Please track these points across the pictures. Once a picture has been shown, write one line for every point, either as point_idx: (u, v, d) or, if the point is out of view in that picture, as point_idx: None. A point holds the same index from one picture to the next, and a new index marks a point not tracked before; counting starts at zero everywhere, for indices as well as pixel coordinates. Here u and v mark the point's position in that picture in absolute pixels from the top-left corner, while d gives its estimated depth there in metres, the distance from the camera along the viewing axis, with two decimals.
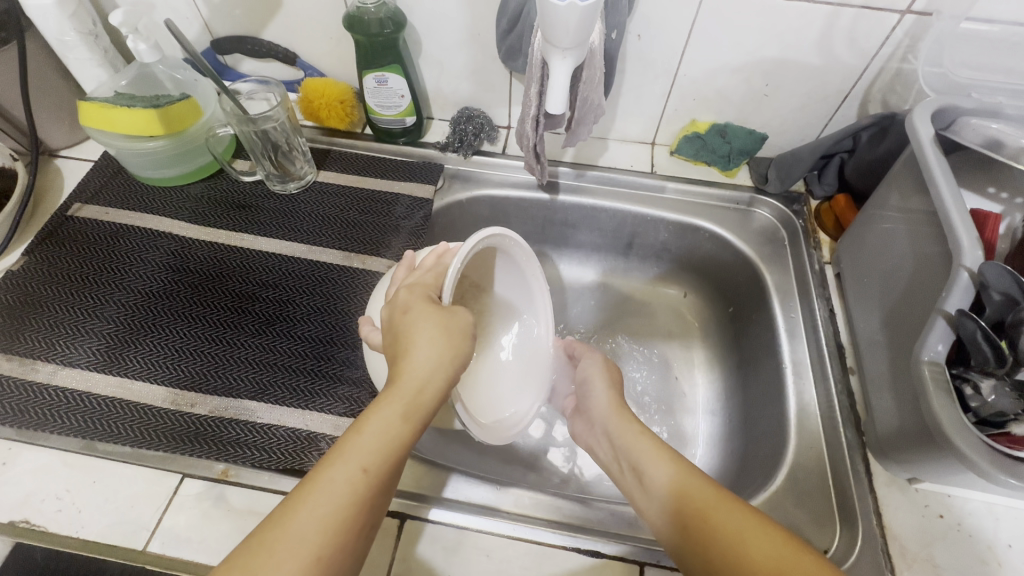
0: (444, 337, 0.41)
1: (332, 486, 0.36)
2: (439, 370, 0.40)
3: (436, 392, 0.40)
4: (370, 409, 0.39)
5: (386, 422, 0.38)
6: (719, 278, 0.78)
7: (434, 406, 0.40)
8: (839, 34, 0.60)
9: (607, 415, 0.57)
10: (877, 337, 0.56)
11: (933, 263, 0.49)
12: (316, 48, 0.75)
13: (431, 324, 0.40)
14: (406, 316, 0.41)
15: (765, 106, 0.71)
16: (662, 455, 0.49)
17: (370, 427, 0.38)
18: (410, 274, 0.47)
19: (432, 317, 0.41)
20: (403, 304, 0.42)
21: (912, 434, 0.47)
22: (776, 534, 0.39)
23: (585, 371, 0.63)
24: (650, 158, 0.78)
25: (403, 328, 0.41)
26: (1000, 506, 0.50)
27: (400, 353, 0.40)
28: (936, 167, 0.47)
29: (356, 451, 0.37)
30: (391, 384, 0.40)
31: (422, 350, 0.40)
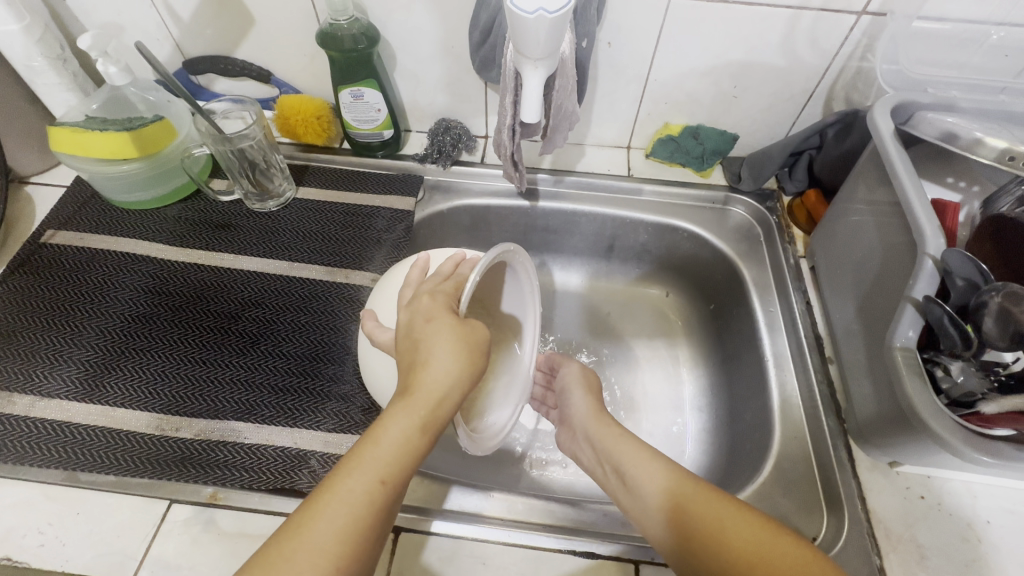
0: (465, 350, 0.41)
1: (350, 496, 0.36)
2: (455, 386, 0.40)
3: (454, 404, 0.40)
4: (386, 417, 0.38)
5: (404, 431, 0.38)
6: (698, 276, 0.79)
7: (450, 417, 0.40)
8: (800, 35, 0.62)
9: (588, 421, 0.58)
10: (853, 326, 0.57)
11: (899, 253, 0.50)
12: (290, 65, 0.75)
13: (451, 335, 0.40)
14: (427, 323, 0.41)
15: (734, 107, 0.73)
16: (646, 456, 0.50)
17: (391, 435, 0.38)
18: (424, 280, 0.47)
19: (452, 328, 0.41)
20: (425, 311, 0.42)
21: (890, 418, 0.49)
22: (755, 521, 0.40)
23: (566, 380, 0.64)
24: (626, 161, 0.80)
25: (422, 338, 0.40)
26: (978, 484, 0.51)
27: (418, 361, 0.40)
28: (897, 160, 0.49)
29: (374, 460, 0.37)
30: (407, 392, 0.39)
31: (442, 360, 0.39)
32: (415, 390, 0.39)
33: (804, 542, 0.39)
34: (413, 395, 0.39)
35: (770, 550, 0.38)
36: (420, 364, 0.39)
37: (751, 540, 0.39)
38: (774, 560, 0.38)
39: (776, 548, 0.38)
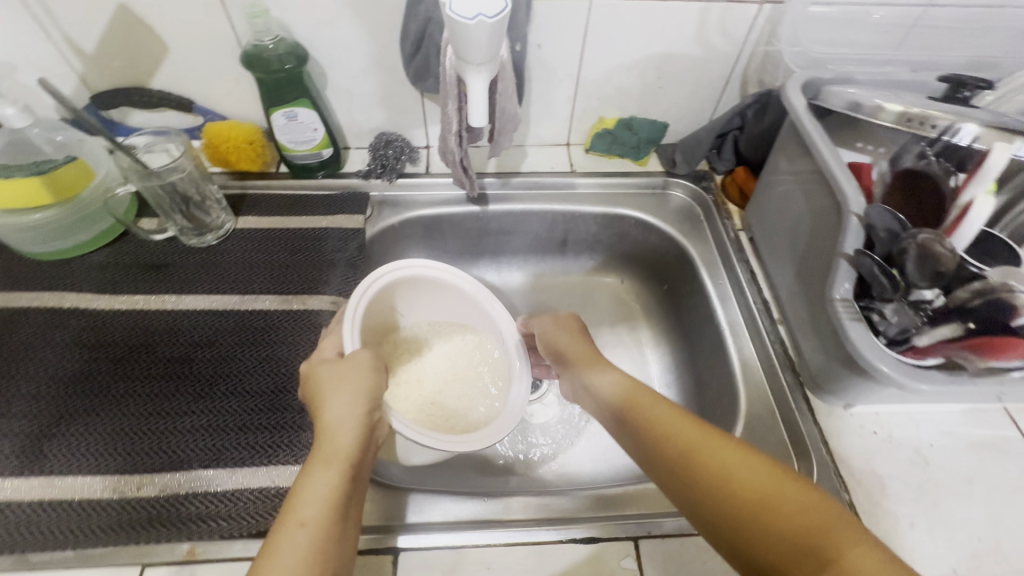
0: (355, 389, 0.48)
1: (287, 547, 0.37)
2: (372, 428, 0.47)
3: (359, 443, 0.45)
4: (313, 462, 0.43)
5: (322, 475, 0.42)
6: (649, 260, 0.83)
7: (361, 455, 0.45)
8: (712, 26, 0.67)
9: (582, 370, 0.55)
10: (794, 287, 0.62)
11: (826, 215, 0.55)
12: (213, 91, 0.72)
13: (361, 384, 0.48)
14: (338, 376, 0.49)
15: (661, 97, 0.77)
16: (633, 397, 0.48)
17: (321, 477, 0.42)
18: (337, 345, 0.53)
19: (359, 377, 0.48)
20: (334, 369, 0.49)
21: (839, 365, 0.53)
22: (760, 464, 0.38)
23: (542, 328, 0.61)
24: (568, 158, 0.82)
25: (314, 393, 0.48)
26: (917, 413, 0.57)
27: (333, 408, 0.47)
28: (813, 131, 0.53)
29: (301, 509, 0.40)
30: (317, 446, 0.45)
31: (338, 402, 0.47)
32: (333, 436, 0.45)
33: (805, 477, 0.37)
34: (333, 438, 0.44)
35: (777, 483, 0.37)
36: (333, 410, 0.46)
37: (754, 472, 0.38)
38: (781, 493, 0.36)
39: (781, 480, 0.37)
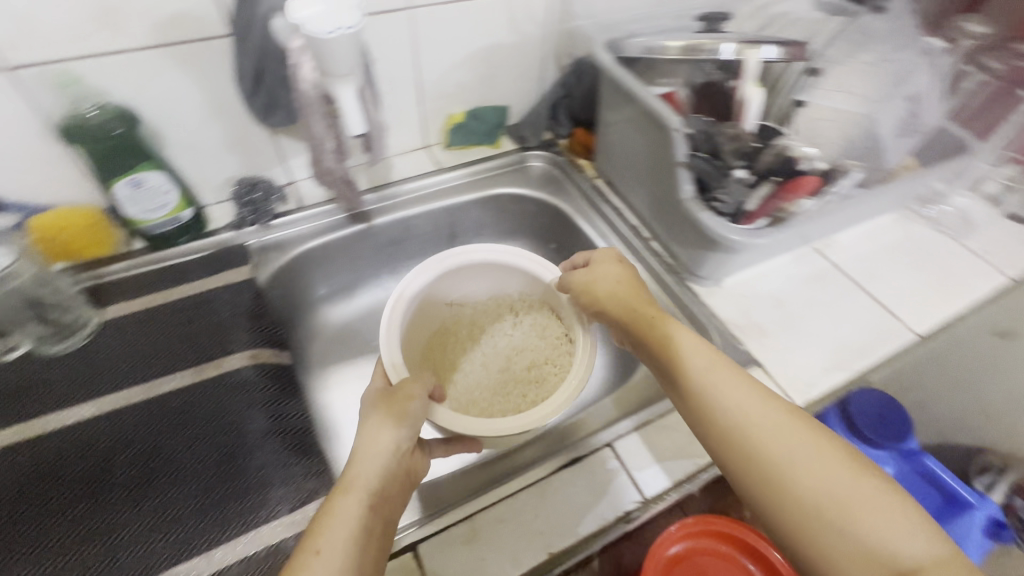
0: (392, 422, 0.47)
1: None
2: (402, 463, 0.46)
3: (390, 487, 0.45)
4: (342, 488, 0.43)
5: (347, 522, 0.41)
6: (531, 228, 0.92)
7: (391, 498, 0.45)
8: (519, 14, 0.78)
9: (628, 297, 0.57)
10: (651, 205, 0.75)
11: (651, 142, 0.69)
12: (22, 180, 0.62)
13: (406, 417, 0.48)
14: (384, 404, 0.48)
15: (495, 85, 0.86)
16: (689, 373, 0.48)
17: (352, 507, 0.42)
18: (389, 377, 0.53)
19: (406, 410, 0.48)
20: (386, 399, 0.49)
21: (701, 250, 0.67)
22: (801, 421, 0.43)
23: (583, 277, 0.60)
24: (431, 158, 0.88)
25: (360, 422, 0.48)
26: (765, 270, 0.74)
27: (369, 448, 0.45)
28: (625, 79, 0.66)
29: (324, 560, 0.39)
30: (344, 492, 0.43)
31: (378, 437, 0.46)
32: (366, 469, 0.44)
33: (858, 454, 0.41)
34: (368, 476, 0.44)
35: (834, 459, 0.40)
36: (376, 448, 0.45)
37: (819, 451, 0.41)
38: (826, 464, 0.40)
39: (842, 461, 0.40)
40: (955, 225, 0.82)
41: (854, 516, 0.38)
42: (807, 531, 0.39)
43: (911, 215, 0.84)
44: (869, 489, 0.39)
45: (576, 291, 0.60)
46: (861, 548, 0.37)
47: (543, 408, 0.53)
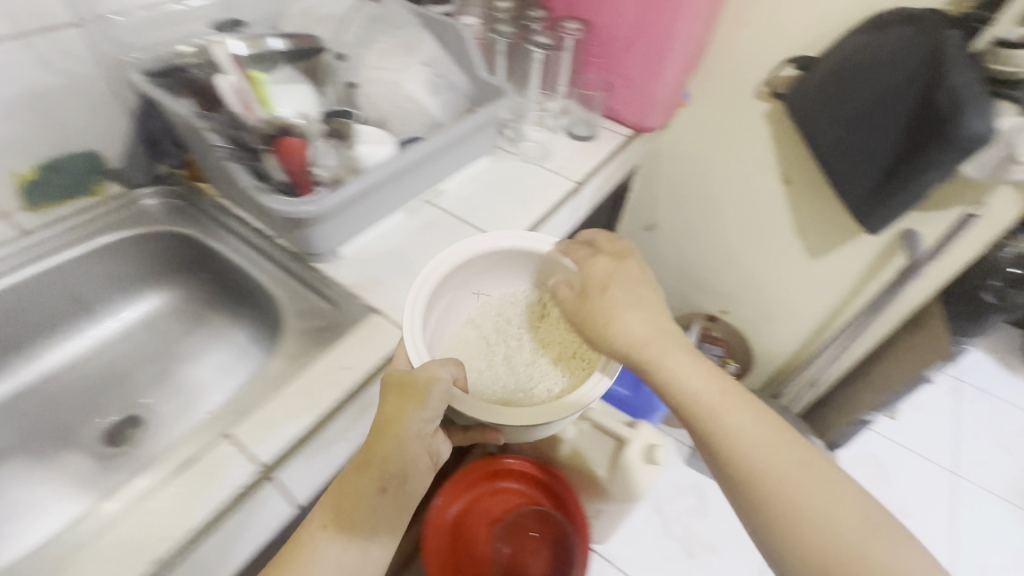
0: (399, 395, 0.59)
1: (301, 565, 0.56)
2: (427, 433, 0.61)
3: (398, 462, 0.59)
4: (354, 468, 0.59)
5: (332, 547, 0.57)
6: (172, 264, 0.90)
7: (381, 466, 0.58)
8: (43, 54, 0.74)
9: (594, 297, 0.65)
10: (251, 205, 0.79)
11: (208, 147, 0.73)
12: None
13: (417, 398, 0.59)
14: (398, 397, 0.59)
15: (63, 132, 0.81)
16: (663, 368, 0.60)
17: (366, 487, 0.58)
18: (451, 387, 0.61)
19: (418, 392, 0.59)
20: (395, 382, 0.60)
21: (291, 227, 0.71)
22: (753, 420, 0.57)
23: (591, 297, 0.65)
24: (11, 225, 0.79)
25: (377, 430, 0.60)
26: (383, 229, 0.82)
27: (410, 420, 0.60)
28: (163, 98, 0.73)
29: (310, 541, 0.57)
30: (361, 465, 0.59)
31: (398, 414, 0.58)
32: (383, 455, 0.59)
33: (849, 480, 0.55)
34: (387, 444, 0.59)
35: (770, 450, 0.55)
36: (397, 417, 0.59)
37: (769, 467, 0.55)
38: (783, 467, 0.54)
39: (772, 466, 0.55)
40: (532, 150, 1.03)
41: (762, 482, 0.54)
42: (789, 522, 0.53)
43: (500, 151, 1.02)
44: (827, 499, 0.53)
45: (574, 285, 0.68)
46: (828, 544, 0.51)
47: (534, 415, 0.61)
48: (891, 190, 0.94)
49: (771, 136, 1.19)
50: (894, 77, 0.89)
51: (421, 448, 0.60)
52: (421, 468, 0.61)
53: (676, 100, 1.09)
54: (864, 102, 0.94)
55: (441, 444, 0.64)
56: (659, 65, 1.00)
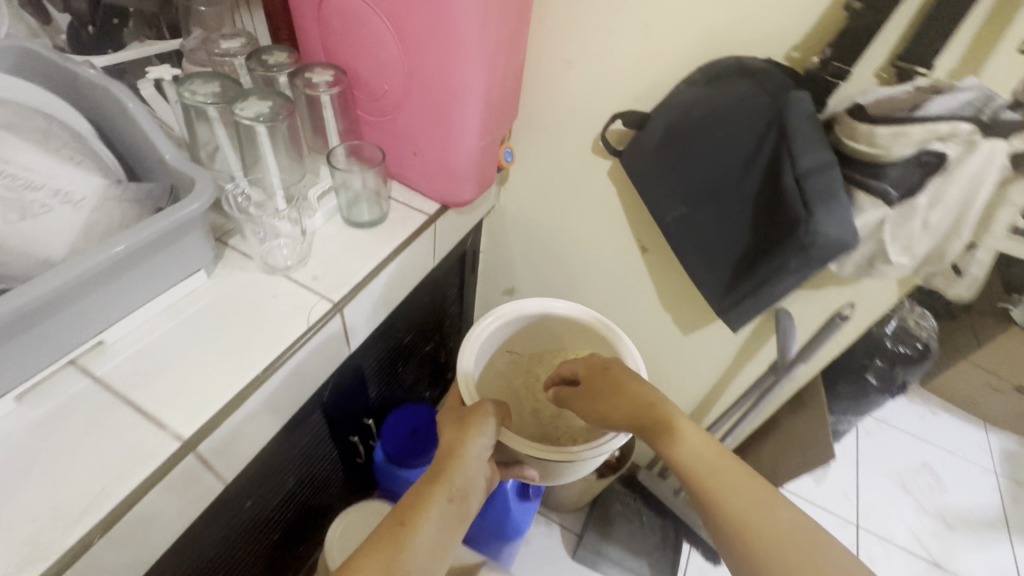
0: (462, 426, 0.73)
1: (417, 533, 0.62)
2: (479, 466, 0.71)
3: (478, 468, 0.71)
4: (427, 484, 0.66)
5: (469, 472, 0.70)
6: None
7: (475, 472, 0.70)
8: None
9: (587, 400, 0.74)
10: None
11: None
12: None
13: (483, 425, 0.73)
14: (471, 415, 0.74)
15: None
16: (667, 434, 0.66)
17: (437, 503, 0.64)
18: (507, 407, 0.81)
19: (484, 418, 0.74)
20: (456, 417, 0.76)
21: None
22: (700, 437, 0.65)
23: (591, 377, 0.76)
24: None
25: (461, 423, 0.74)
26: None
27: (468, 438, 0.72)
28: None
29: (421, 525, 0.63)
30: (442, 459, 0.70)
31: (482, 436, 0.73)
32: (453, 477, 0.69)
33: (797, 510, 0.58)
34: (455, 476, 0.68)
35: (742, 475, 0.61)
36: (459, 448, 0.71)
37: (735, 480, 0.61)
38: (760, 533, 0.56)
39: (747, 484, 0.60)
40: (278, 255, 0.74)
41: (667, 434, 0.66)
42: (744, 528, 0.57)
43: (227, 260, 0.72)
44: (747, 492, 0.59)
45: (576, 379, 0.79)
46: (749, 506, 0.58)
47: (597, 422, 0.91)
48: (747, 282, 0.72)
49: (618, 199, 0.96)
50: (740, 138, 0.67)
51: (474, 497, 0.69)
52: (455, 534, 0.65)
53: (490, 176, 0.88)
54: (707, 169, 0.71)
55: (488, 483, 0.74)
56: (446, 125, 0.74)
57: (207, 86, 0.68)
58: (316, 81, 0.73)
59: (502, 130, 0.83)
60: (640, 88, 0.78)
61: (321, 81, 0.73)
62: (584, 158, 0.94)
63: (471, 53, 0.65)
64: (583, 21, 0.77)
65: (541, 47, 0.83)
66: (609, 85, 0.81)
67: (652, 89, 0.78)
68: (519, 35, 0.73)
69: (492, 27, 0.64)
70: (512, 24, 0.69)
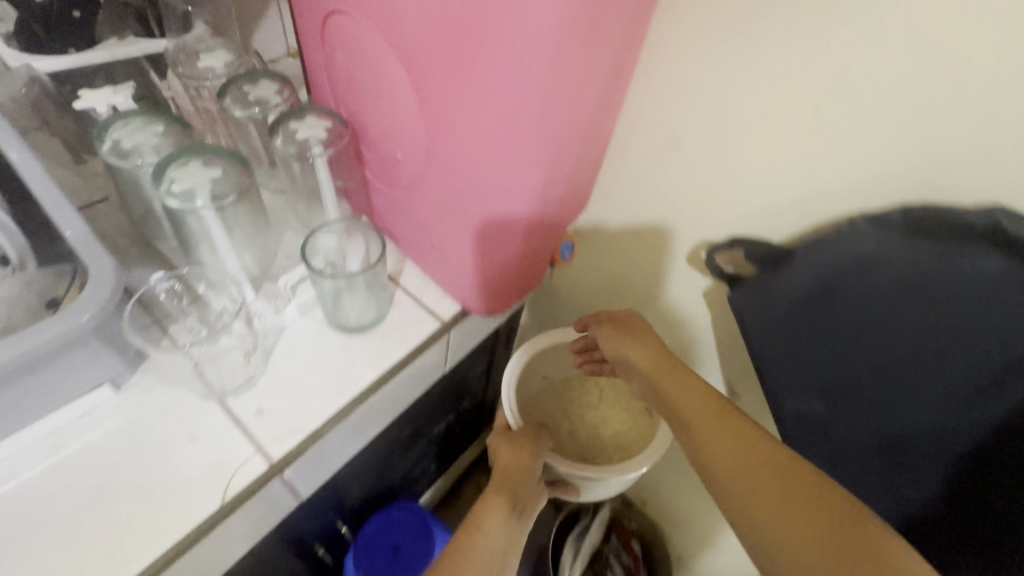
0: (522, 445, 0.70)
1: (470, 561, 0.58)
2: (529, 481, 0.68)
3: (530, 487, 0.68)
4: (481, 502, 0.65)
5: (528, 498, 0.67)
6: None
7: (531, 482, 0.68)
8: None
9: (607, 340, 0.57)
10: None
11: None
12: None
13: (534, 442, 0.71)
14: (521, 445, 0.70)
15: None
16: (673, 364, 0.52)
17: (485, 536, 0.60)
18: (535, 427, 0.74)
19: (531, 436, 0.72)
20: (507, 437, 0.72)
21: None
22: (720, 405, 0.47)
23: (617, 337, 0.56)
24: None
25: (517, 435, 0.72)
26: None
27: (511, 453, 0.70)
28: None
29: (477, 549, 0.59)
30: (498, 486, 0.66)
31: (531, 464, 0.69)
32: (515, 491, 0.67)
33: (868, 522, 0.35)
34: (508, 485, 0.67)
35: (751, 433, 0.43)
36: (516, 472, 0.68)
37: (746, 420, 0.45)
38: (799, 509, 0.37)
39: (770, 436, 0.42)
40: (218, 366, 0.53)
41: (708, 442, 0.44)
42: None
43: (152, 363, 0.52)
44: (788, 496, 0.38)
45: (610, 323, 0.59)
46: (786, 549, 0.36)
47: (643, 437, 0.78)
48: None
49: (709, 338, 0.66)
50: (965, 332, 0.38)
51: (526, 495, 0.68)
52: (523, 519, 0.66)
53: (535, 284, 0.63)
54: (885, 359, 0.42)
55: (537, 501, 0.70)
56: (472, 217, 0.49)
57: (145, 128, 0.46)
58: (302, 137, 0.51)
59: (560, 223, 0.57)
60: (784, 202, 0.50)
61: (312, 137, 0.51)
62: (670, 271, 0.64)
63: (517, 128, 0.40)
64: (712, 89, 0.48)
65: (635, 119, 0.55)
66: (733, 184, 0.52)
67: (804, 209, 0.49)
68: (607, 102, 0.47)
69: (558, 94, 0.39)
70: (597, 90, 0.43)
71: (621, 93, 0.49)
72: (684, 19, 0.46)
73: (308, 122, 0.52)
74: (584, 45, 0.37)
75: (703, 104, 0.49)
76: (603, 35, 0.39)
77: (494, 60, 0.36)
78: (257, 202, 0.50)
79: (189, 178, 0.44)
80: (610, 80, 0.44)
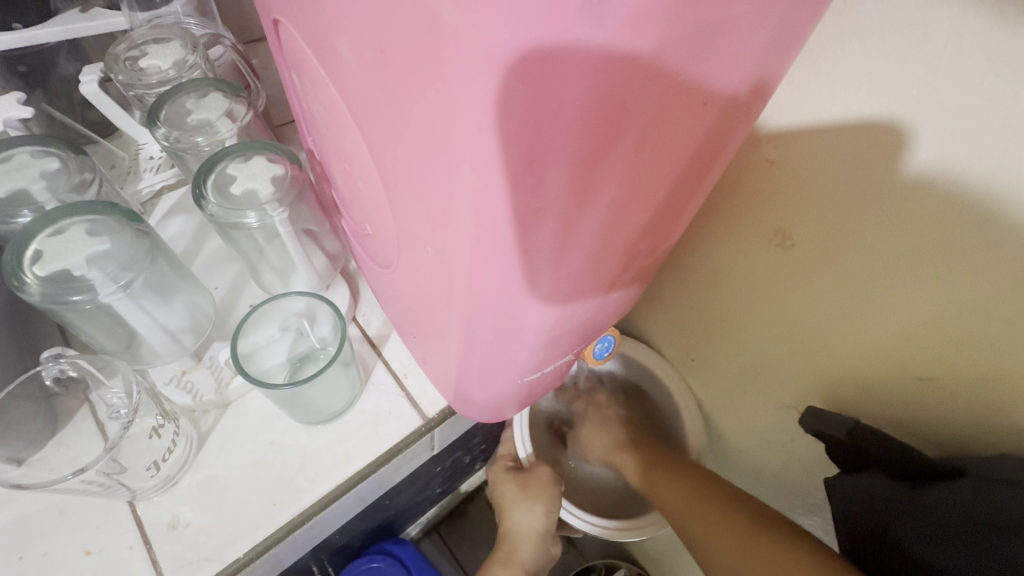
0: (520, 488, 0.63)
1: None
2: (542, 538, 0.64)
3: (538, 539, 0.64)
4: (495, 559, 0.64)
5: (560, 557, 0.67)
6: None
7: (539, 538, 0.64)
8: None
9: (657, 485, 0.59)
10: None
11: None
12: None
13: (545, 497, 0.62)
14: (517, 495, 0.63)
15: None
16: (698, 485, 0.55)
17: None
18: (539, 481, 0.63)
19: (545, 489, 0.63)
20: (519, 486, 0.63)
21: None
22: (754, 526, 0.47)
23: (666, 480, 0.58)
24: None
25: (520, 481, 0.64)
26: None
27: (521, 507, 0.63)
28: None
29: None
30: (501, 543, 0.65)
31: (528, 516, 0.63)
32: (518, 546, 0.64)
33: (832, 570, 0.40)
34: (516, 545, 0.64)
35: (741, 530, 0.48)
36: (508, 520, 0.64)
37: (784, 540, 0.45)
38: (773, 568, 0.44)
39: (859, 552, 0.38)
40: (137, 454, 0.41)
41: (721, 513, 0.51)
42: None
43: (23, 478, 0.38)
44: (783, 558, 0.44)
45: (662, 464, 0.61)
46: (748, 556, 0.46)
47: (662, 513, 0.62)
48: None
49: (810, 455, 0.50)
50: None
51: (534, 552, 0.64)
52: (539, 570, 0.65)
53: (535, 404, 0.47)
54: None
55: (552, 547, 0.67)
56: (452, 336, 0.36)
57: (29, 166, 0.37)
58: (239, 193, 0.39)
59: (592, 339, 0.42)
60: (938, 370, 0.36)
61: (255, 192, 0.39)
62: (757, 385, 0.53)
63: (500, 255, 0.27)
64: (860, 195, 0.35)
65: (762, 189, 0.41)
66: (868, 317, 0.39)
67: (965, 389, 0.35)
68: (670, 218, 0.33)
69: (560, 216, 0.25)
70: (642, 204, 0.28)
71: (694, 201, 0.34)
72: (845, 72, 0.32)
73: (253, 169, 0.40)
74: (610, 156, 0.23)
75: (837, 212, 0.37)
76: (651, 136, 0.23)
77: (452, 155, 0.23)
78: (172, 253, 0.41)
79: (64, 258, 0.33)
80: (670, 195, 0.30)
